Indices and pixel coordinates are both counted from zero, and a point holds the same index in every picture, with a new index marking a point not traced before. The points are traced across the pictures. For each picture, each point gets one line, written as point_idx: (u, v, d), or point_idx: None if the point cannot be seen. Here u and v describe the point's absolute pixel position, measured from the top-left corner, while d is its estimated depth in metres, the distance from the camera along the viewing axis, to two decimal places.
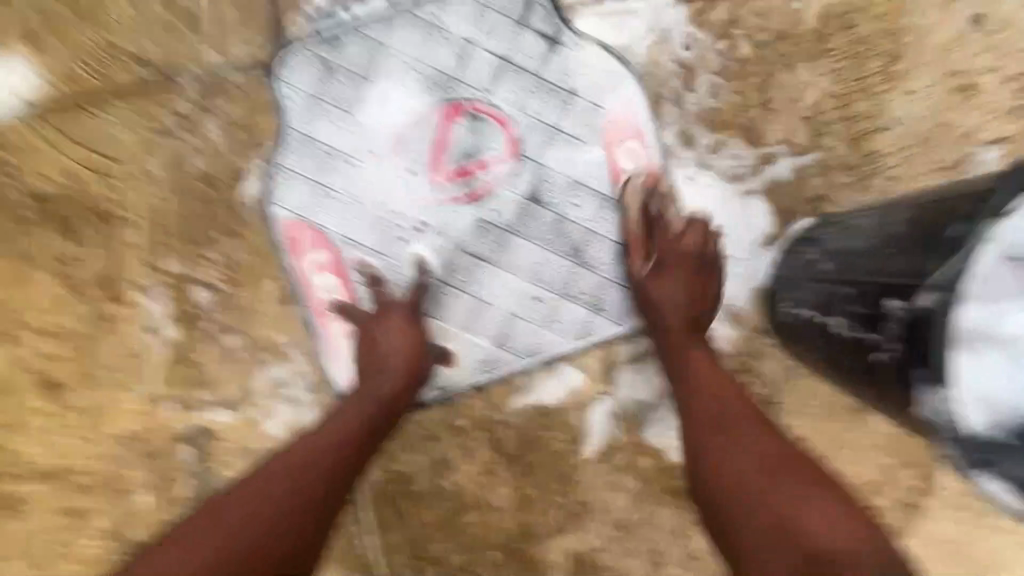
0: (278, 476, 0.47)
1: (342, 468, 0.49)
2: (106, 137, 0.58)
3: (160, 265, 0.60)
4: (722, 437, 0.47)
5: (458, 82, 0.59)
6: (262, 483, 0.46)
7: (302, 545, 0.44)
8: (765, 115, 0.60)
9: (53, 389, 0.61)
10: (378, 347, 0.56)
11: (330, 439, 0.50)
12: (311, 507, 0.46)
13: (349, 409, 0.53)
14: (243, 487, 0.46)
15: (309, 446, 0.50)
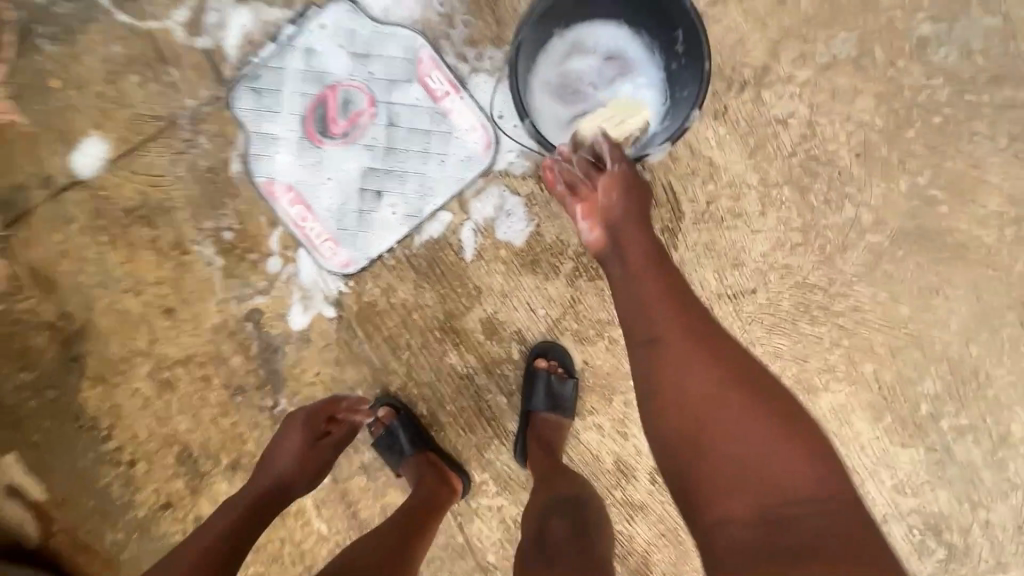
0: (206, 535, 0.79)
1: (230, 539, 0.79)
2: (152, 165, 1.04)
3: (201, 227, 1.06)
4: (754, 459, 0.61)
5: (327, 74, 1.02)
6: (193, 545, 0.77)
7: (241, 540, 0.80)
8: (501, 27, 1.01)
9: (170, 312, 1.08)
10: (310, 455, 0.93)
11: (218, 538, 0.78)
12: (247, 523, 0.82)
13: (206, 533, 0.79)
14: (174, 557, 0.76)
15: (206, 540, 0.78)
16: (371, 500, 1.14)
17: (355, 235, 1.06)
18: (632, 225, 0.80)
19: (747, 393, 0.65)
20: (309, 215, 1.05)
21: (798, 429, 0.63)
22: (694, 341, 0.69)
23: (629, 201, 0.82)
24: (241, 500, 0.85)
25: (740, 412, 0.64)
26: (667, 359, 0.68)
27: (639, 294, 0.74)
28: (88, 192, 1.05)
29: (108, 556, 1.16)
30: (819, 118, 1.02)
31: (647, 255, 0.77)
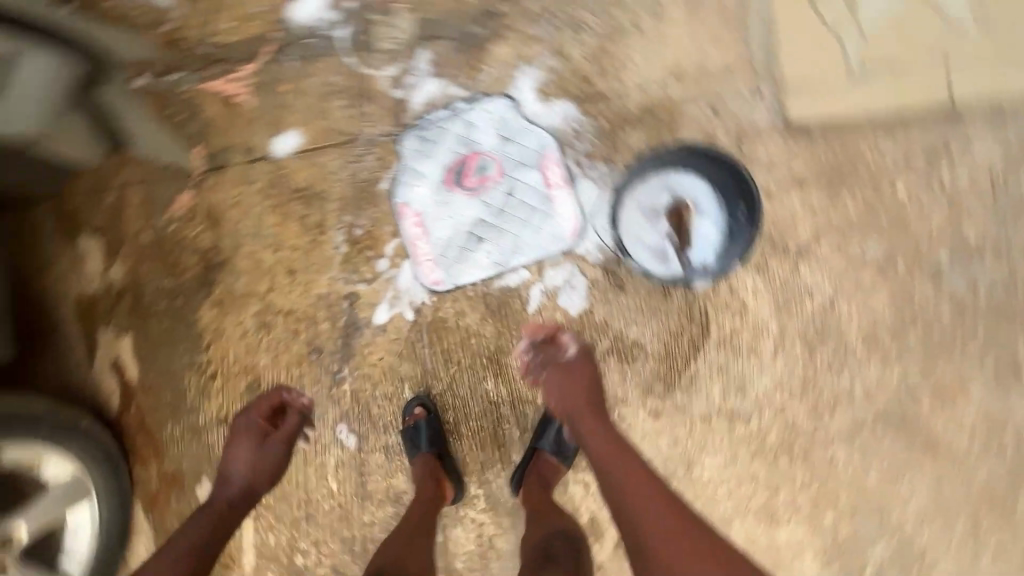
0: (196, 525, 1.08)
1: (213, 529, 1.08)
2: (325, 164, 1.37)
3: (341, 219, 1.36)
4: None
5: (476, 143, 1.35)
6: (184, 533, 1.06)
7: (222, 527, 1.10)
8: (614, 151, 1.31)
9: (291, 272, 1.37)
10: (257, 456, 1.21)
11: (206, 530, 1.08)
12: (224, 515, 1.12)
13: (195, 525, 1.08)
14: (174, 540, 1.04)
15: (196, 530, 1.07)
16: (381, 477, 1.35)
17: (451, 263, 1.33)
18: (574, 402, 1.12)
19: (691, 538, 0.89)
20: (424, 237, 1.35)
21: (732, 558, 0.87)
22: (644, 502, 0.94)
23: (579, 373, 1.17)
24: (216, 502, 1.14)
25: (691, 551, 0.86)
26: (636, 523, 0.92)
27: (598, 463, 1.03)
28: (272, 167, 1.38)
29: (161, 445, 1.39)
30: (840, 298, 1.24)
31: (599, 435, 1.06)
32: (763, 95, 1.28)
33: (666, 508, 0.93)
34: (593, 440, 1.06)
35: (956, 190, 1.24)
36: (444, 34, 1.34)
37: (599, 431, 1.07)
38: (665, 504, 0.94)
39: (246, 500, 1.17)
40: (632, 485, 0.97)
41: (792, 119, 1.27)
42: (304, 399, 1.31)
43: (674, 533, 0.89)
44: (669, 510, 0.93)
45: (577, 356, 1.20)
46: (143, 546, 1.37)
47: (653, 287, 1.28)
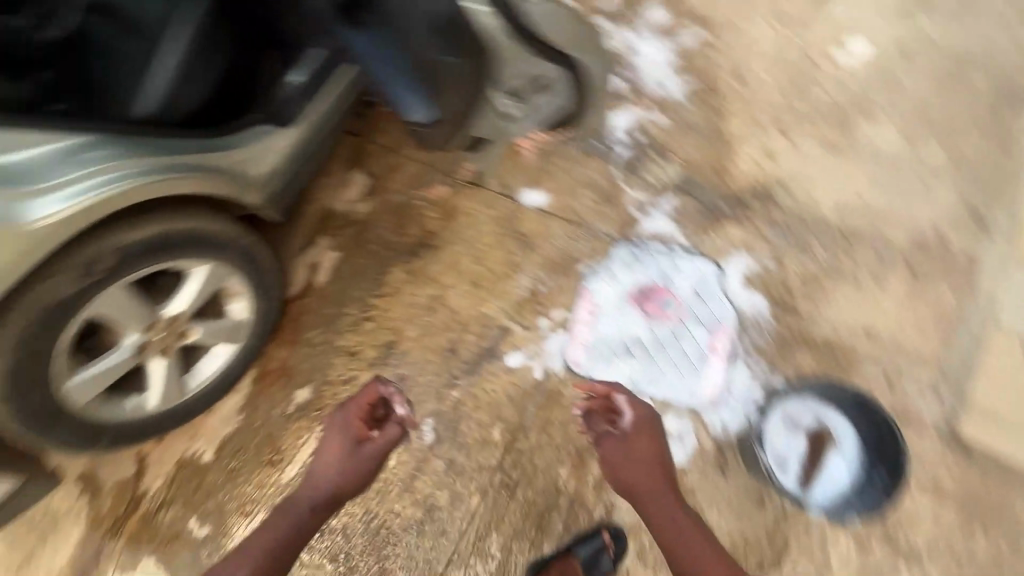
0: (281, 525, 1.23)
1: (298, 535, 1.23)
2: (552, 227, 1.64)
3: (536, 272, 1.60)
4: None
5: (672, 283, 1.54)
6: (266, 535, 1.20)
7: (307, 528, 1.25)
8: (781, 360, 1.42)
9: (475, 285, 1.62)
10: (351, 461, 1.32)
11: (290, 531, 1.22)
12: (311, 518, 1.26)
13: (282, 524, 1.23)
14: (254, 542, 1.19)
15: (280, 531, 1.21)
16: (430, 482, 1.44)
17: (596, 358, 1.49)
18: (617, 455, 1.26)
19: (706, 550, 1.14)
20: (587, 324, 1.52)
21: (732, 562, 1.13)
22: (670, 520, 1.19)
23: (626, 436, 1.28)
24: (308, 500, 1.28)
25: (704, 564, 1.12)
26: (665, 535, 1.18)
27: (638, 486, 1.24)
28: (512, 207, 1.68)
29: (298, 341, 1.62)
30: None
31: (637, 474, 1.24)
32: (940, 396, 1.34)
33: (686, 525, 1.18)
34: (629, 477, 1.25)
35: None
36: (697, 197, 1.61)
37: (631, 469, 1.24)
38: (686, 523, 1.18)
39: (335, 498, 1.30)
40: (662, 510, 1.20)
41: (958, 433, 1.31)
42: (401, 413, 1.38)
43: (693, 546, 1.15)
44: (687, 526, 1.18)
45: (631, 428, 1.28)
46: (232, 404, 1.58)
47: (752, 489, 1.33)
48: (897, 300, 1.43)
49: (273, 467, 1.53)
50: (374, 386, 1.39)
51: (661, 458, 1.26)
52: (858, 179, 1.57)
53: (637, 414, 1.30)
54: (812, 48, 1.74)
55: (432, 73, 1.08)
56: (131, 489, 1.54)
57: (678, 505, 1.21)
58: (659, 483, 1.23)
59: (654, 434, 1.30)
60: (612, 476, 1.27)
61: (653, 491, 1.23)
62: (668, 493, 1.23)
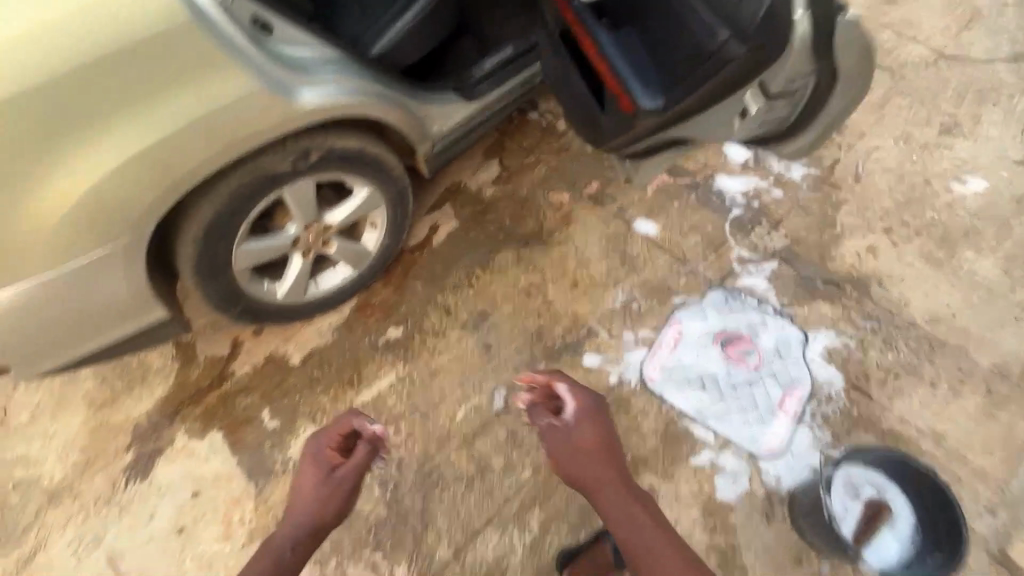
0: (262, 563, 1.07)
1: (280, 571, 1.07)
2: (657, 256, 1.77)
3: (632, 290, 1.72)
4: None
5: (756, 336, 1.63)
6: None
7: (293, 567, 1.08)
8: (844, 436, 1.49)
9: (574, 285, 1.75)
10: (321, 488, 1.15)
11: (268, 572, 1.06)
12: (297, 553, 1.10)
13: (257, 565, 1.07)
14: None
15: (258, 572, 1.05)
16: (489, 445, 1.53)
17: (670, 381, 1.58)
18: (563, 445, 1.16)
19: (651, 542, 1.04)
20: (669, 350, 1.63)
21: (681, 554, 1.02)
22: (615, 512, 1.09)
23: (571, 427, 1.17)
24: (285, 535, 1.11)
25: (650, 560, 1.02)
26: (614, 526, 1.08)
27: (582, 476, 1.13)
28: (624, 228, 1.83)
29: (404, 286, 1.77)
30: None
31: (582, 461, 1.14)
32: (995, 516, 1.38)
33: (630, 515, 1.08)
34: (573, 466, 1.14)
35: None
36: (797, 269, 1.73)
37: (572, 457, 1.15)
38: (631, 514, 1.08)
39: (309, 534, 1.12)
40: (608, 501, 1.10)
41: (1007, 555, 1.34)
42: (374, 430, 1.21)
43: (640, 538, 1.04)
44: (632, 516, 1.07)
45: (574, 419, 1.18)
46: (329, 322, 1.71)
47: (792, 545, 1.37)
48: (970, 415, 1.49)
49: (350, 386, 1.64)
50: (348, 416, 1.23)
51: (609, 451, 1.15)
52: (953, 296, 1.66)
53: (579, 402, 1.21)
54: (931, 173, 1.89)
55: (701, 64, 0.93)
56: (219, 367, 1.67)
57: (631, 495, 1.10)
58: (604, 472, 1.12)
59: (599, 422, 1.19)
60: (563, 473, 1.15)
61: (603, 482, 1.12)
62: (621, 484, 1.12)
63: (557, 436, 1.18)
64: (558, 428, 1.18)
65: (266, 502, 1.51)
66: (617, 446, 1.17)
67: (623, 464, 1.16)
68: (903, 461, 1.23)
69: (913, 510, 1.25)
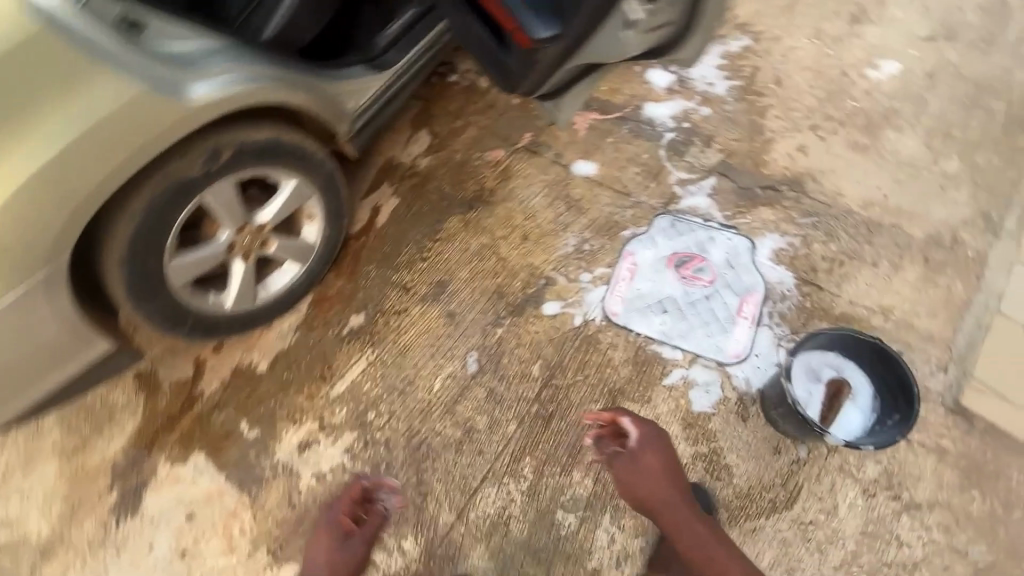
0: None
1: None
2: (599, 194, 1.78)
3: (581, 231, 1.74)
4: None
5: (707, 252, 1.68)
6: None
7: None
8: (802, 328, 1.56)
9: (524, 237, 1.76)
10: (338, 554, 1.35)
11: None
12: None
13: None
14: None
15: None
16: (471, 408, 1.56)
17: (632, 312, 1.62)
18: (631, 472, 1.30)
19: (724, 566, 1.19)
20: (626, 282, 1.66)
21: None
22: (682, 534, 1.24)
23: (637, 451, 1.31)
24: None
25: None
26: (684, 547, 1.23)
27: (650, 500, 1.28)
28: (564, 173, 1.83)
29: (356, 273, 1.75)
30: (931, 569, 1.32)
31: (654, 486, 1.28)
32: (947, 372, 1.47)
33: (698, 541, 1.23)
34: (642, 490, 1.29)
35: None
36: (735, 180, 1.77)
37: (641, 481, 1.29)
38: (700, 541, 1.23)
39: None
40: (675, 522, 1.25)
41: (963, 405, 1.43)
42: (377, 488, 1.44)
43: (711, 559, 1.20)
44: (700, 543, 1.23)
45: (637, 447, 1.31)
46: (289, 322, 1.69)
47: (770, 438, 1.45)
48: (912, 286, 1.58)
49: (323, 381, 1.63)
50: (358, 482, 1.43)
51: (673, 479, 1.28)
52: (882, 178, 1.73)
53: (643, 431, 1.33)
54: (847, 64, 1.93)
55: None
56: (186, 390, 1.64)
57: (697, 519, 1.25)
58: (672, 495, 1.27)
59: (660, 449, 1.32)
60: (627, 494, 1.31)
61: (669, 503, 1.27)
62: (687, 509, 1.26)
63: (623, 461, 1.32)
64: (623, 454, 1.33)
65: (263, 509, 1.51)
66: (678, 469, 1.31)
67: (686, 485, 1.32)
68: (853, 337, 1.30)
69: (871, 382, 1.33)
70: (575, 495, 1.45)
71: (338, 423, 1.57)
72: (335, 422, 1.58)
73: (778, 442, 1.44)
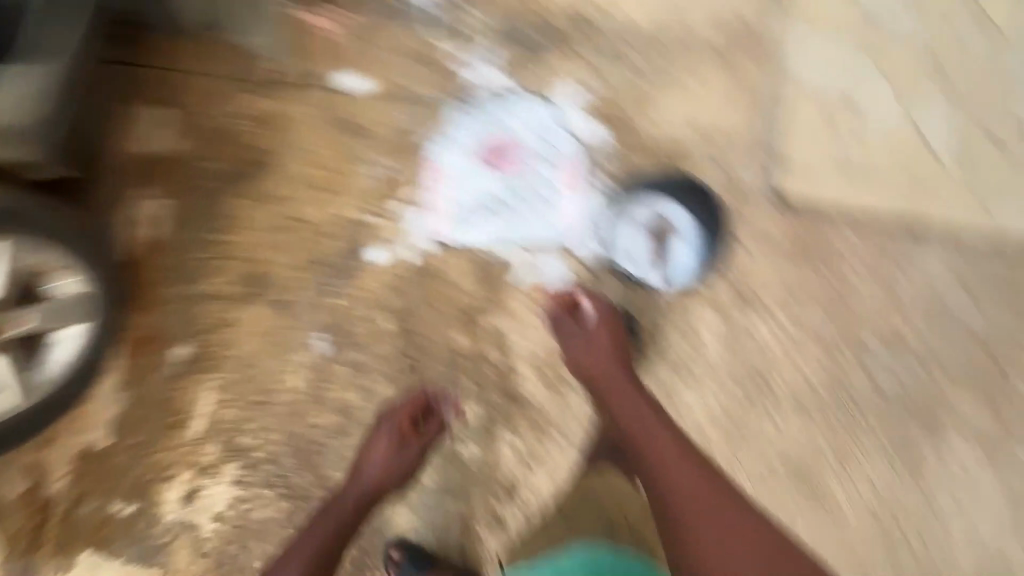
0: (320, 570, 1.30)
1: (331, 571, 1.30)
2: (380, 107, 1.54)
3: (377, 158, 1.53)
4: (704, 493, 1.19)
5: (513, 131, 1.53)
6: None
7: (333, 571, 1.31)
8: (628, 175, 1.49)
9: (320, 189, 1.54)
10: (393, 457, 1.38)
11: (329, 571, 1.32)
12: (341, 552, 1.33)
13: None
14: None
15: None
16: (340, 388, 1.47)
17: (460, 226, 1.50)
18: (586, 349, 1.35)
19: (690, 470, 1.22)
20: (442, 197, 1.52)
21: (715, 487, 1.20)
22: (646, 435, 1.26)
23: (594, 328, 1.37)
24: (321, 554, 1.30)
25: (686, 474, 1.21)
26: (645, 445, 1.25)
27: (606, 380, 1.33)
28: (332, 96, 1.55)
29: (156, 302, 1.51)
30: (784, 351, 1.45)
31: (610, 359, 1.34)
32: (764, 166, 1.48)
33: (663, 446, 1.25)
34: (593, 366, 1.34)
35: (899, 292, 1.45)
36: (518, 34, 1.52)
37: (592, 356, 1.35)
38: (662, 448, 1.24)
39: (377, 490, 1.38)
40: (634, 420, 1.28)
41: (782, 194, 1.47)
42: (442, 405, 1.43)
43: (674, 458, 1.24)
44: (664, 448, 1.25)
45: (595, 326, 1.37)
46: (107, 386, 1.47)
47: (625, 296, 1.46)
48: (716, 90, 1.51)
49: (177, 428, 1.48)
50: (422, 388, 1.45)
51: (630, 360, 1.34)
52: None
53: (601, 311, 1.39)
54: None
55: None
56: (32, 500, 1.44)
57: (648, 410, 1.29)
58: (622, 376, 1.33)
59: (615, 331, 1.38)
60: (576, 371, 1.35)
61: (619, 384, 1.32)
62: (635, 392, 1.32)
63: (578, 338, 1.37)
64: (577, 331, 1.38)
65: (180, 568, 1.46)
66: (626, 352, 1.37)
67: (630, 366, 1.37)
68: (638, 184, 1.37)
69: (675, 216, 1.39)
70: (469, 424, 1.45)
71: (213, 461, 1.46)
72: (210, 461, 1.47)
73: (633, 297, 1.46)
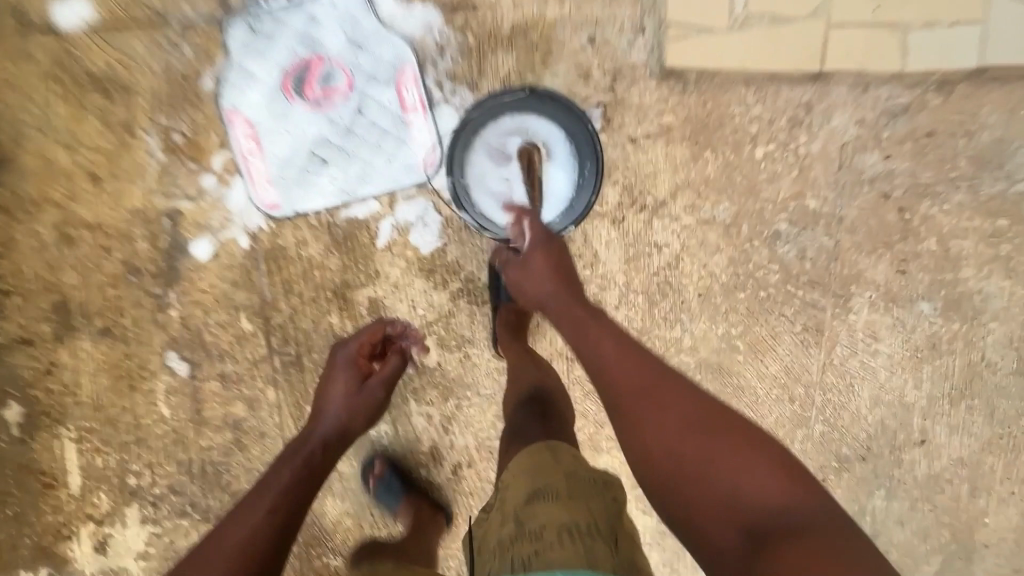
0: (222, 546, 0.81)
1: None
2: (132, 48, 1.16)
3: (154, 119, 1.18)
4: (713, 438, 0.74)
5: (321, 46, 1.18)
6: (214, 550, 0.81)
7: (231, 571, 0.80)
8: (482, 78, 1.20)
9: (93, 177, 1.19)
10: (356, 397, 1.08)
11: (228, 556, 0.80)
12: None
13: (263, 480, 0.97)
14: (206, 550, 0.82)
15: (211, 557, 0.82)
16: (218, 405, 1.28)
17: (291, 187, 1.21)
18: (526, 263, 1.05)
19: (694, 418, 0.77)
20: (257, 154, 1.20)
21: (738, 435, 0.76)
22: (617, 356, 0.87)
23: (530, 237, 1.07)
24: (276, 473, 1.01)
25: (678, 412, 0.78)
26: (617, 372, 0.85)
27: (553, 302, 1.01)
28: (64, 45, 1.15)
29: None
30: (699, 251, 1.28)
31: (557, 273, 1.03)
32: (642, 33, 1.21)
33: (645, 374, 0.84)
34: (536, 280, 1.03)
35: (808, 156, 1.25)
36: None
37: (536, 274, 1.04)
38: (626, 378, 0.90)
39: (344, 440, 1.06)
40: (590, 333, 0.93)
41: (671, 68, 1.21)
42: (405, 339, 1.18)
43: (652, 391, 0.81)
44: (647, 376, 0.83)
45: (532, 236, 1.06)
46: None
47: None
48: None
49: (53, 489, 1.30)
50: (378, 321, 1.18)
51: (561, 251, 1.03)
52: None
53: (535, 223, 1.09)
54: None
55: None
56: None
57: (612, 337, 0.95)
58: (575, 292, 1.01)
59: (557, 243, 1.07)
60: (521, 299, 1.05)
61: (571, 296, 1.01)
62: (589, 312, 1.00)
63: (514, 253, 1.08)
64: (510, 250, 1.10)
65: None
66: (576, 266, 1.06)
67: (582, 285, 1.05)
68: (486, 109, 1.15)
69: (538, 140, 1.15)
70: None
71: (109, 509, 1.32)
72: (105, 510, 1.32)
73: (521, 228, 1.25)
